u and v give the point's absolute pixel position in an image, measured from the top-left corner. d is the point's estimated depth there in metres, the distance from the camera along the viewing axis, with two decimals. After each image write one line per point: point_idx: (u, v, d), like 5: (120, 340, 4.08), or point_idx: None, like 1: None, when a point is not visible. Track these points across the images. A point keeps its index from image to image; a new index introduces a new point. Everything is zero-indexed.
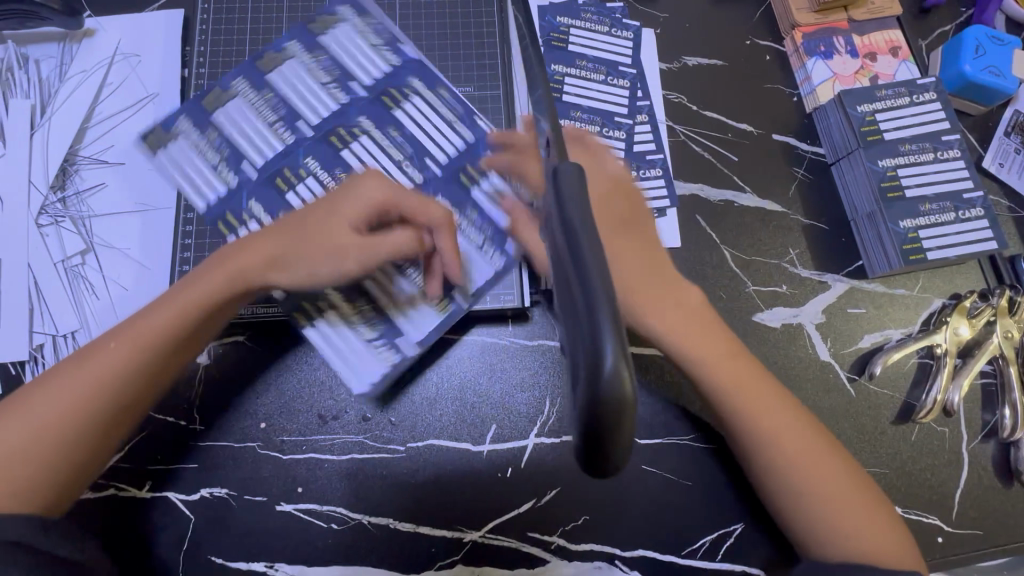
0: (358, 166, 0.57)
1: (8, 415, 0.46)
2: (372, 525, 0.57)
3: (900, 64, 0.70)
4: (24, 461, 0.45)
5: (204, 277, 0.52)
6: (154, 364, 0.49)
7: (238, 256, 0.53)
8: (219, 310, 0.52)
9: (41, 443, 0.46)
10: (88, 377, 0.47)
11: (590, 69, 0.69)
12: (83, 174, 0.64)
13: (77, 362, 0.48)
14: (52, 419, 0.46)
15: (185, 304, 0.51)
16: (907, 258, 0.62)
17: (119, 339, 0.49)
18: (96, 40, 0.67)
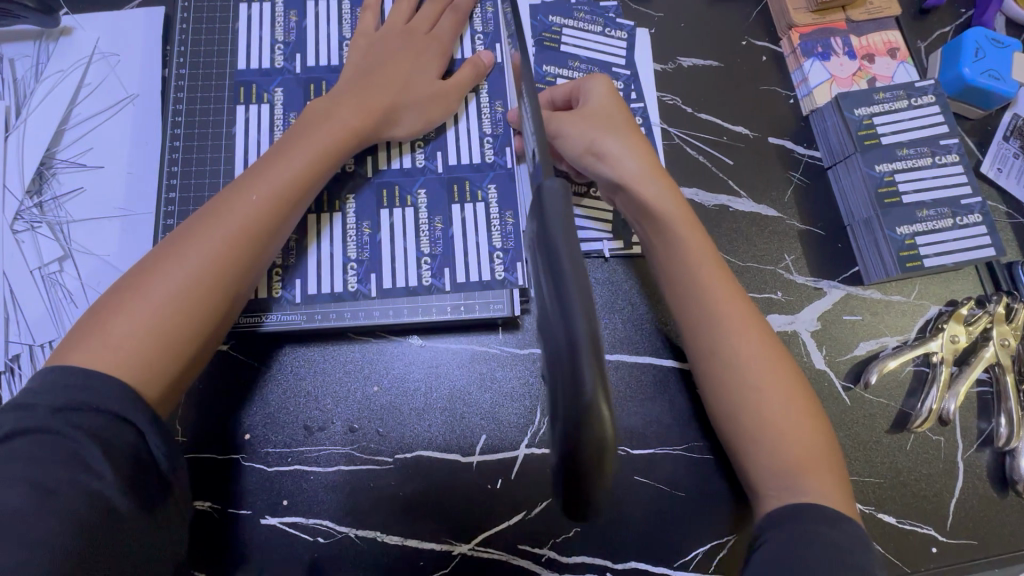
0: (413, 71, 0.60)
1: (127, 297, 0.43)
2: (359, 539, 0.56)
3: (898, 66, 0.69)
4: (164, 331, 0.42)
5: (219, 225, 0.47)
6: (179, 329, 0.43)
7: (330, 122, 0.54)
8: (324, 166, 0.53)
9: (180, 309, 0.43)
10: (216, 241, 0.46)
11: (583, 70, 0.67)
12: (61, 179, 0.62)
13: (193, 232, 0.46)
14: (186, 288, 0.44)
15: (297, 165, 0.51)
16: (903, 266, 0.61)
17: (245, 198, 0.48)
18: (74, 39, 0.65)
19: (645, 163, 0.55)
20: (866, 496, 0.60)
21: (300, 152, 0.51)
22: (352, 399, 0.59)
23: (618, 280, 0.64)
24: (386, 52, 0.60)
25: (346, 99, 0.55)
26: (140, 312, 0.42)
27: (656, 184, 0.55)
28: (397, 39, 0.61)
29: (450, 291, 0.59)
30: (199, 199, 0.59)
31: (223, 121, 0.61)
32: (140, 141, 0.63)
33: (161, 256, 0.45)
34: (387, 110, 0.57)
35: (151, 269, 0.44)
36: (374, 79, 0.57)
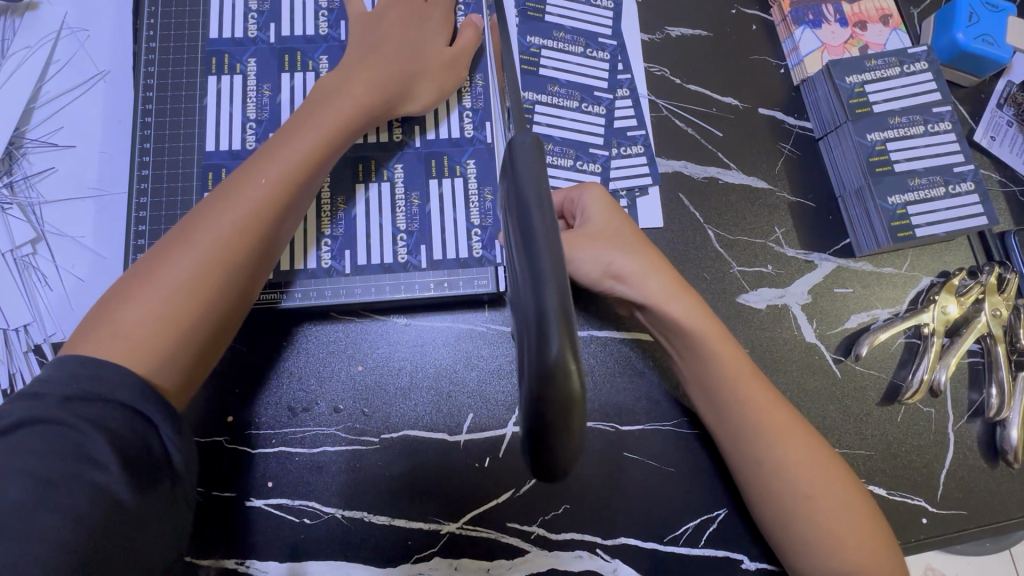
0: (419, 41, 0.58)
1: (139, 283, 0.42)
2: (346, 519, 0.55)
3: (890, 33, 0.67)
4: (177, 316, 0.41)
5: (229, 209, 0.45)
6: (193, 316, 0.42)
7: (339, 101, 0.52)
8: (335, 145, 0.51)
9: (192, 293, 0.42)
10: (227, 224, 0.44)
11: (568, 41, 0.65)
12: (31, 158, 0.60)
13: (203, 215, 0.45)
14: (198, 273, 0.42)
15: (307, 144, 0.49)
16: (895, 235, 0.60)
17: (256, 179, 0.47)
18: (39, 14, 0.63)
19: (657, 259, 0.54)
20: (856, 468, 0.59)
21: (309, 131, 0.50)
22: (337, 379, 0.58)
23: None
24: (388, 22, 0.58)
25: (354, 75, 0.54)
26: (151, 301, 0.41)
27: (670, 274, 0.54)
28: (397, 9, 0.59)
29: (433, 268, 0.58)
30: (172, 176, 0.57)
31: (195, 96, 0.59)
32: (111, 119, 0.62)
33: (171, 245, 0.44)
34: (395, 85, 0.56)
35: (161, 257, 0.43)
36: (379, 54, 0.56)
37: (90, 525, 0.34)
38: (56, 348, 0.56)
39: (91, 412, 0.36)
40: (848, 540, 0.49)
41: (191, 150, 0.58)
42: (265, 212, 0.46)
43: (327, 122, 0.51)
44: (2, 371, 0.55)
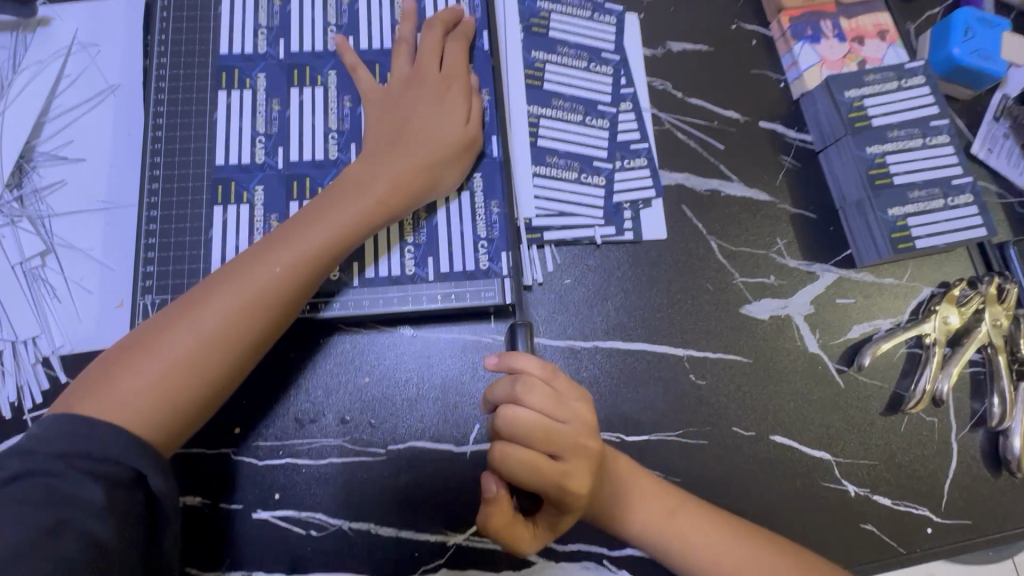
0: (440, 118, 0.57)
1: (146, 346, 0.44)
2: (352, 531, 0.55)
3: (887, 48, 0.69)
4: (160, 397, 0.43)
5: (241, 286, 0.47)
6: (188, 386, 0.44)
7: (363, 189, 0.53)
8: (347, 242, 0.51)
9: (180, 375, 0.44)
10: (234, 300, 0.46)
11: (572, 56, 0.67)
12: (42, 172, 0.60)
13: (210, 294, 0.46)
14: (189, 357, 0.44)
15: (321, 236, 0.50)
16: (895, 247, 0.60)
17: (268, 268, 0.48)
18: (51, 30, 0.64)
19: (556, 484, 0.47)
20: (860, 478, 0.60)
21: (326, 219, 0.51)
22: (343, 391, 0.58)
23: (610, 266, 0.63)
24: (408, 100, 0.58)
25: (383, 160, 0.54)
26: (156, 364, 0.43)
27: (582, 466, 0.48)
28: (424, 89, 0.58)
29: (439, 281, 0.58)
30: (182, 190, 0.58)
31: (205, 110, 0.60)
32: (121, 133, 0.62)
33: (184, 311, 0.46)
34: (418, 175, 0.55)
35: (175, 322, 0.45)
36: (402, 133, 0.56)
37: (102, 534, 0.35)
38: (64, 360, 0.56)
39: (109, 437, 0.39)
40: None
41: (200, 161, 0.59)
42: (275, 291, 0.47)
43: (345, 208, 0.52)
44: (10, 383, 0.55)
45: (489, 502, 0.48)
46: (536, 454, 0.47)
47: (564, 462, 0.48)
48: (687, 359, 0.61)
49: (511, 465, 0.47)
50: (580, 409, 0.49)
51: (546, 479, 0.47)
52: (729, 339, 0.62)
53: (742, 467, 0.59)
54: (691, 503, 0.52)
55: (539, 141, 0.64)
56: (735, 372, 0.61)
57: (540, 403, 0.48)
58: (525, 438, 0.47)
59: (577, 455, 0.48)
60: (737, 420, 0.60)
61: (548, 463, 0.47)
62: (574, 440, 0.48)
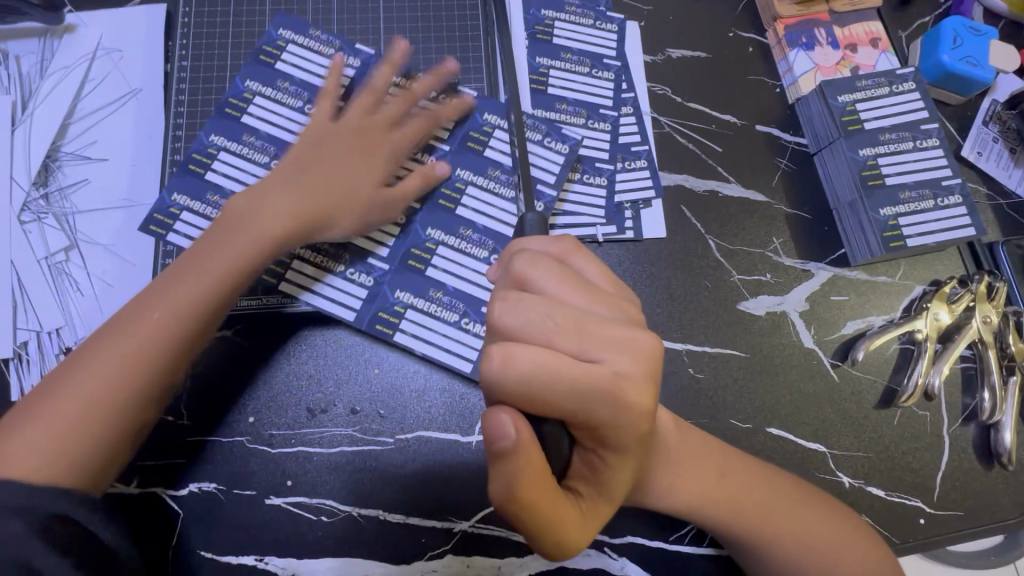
0: (354, 169, 0.59)
1: (45, 396, 0.47)
2: (362, 517, 0.57)
3: (880, 54, 0.71)
4: (64, 446, 0.46)
5: (132, 330, 0.49)
6: (92, 435, 0.47)
7: (255, 221, 0.55)
8: (235, 285, 0.53)
9: (83, 426, 0.46)
10: (120, 350, 0.48)
11: (574, 61, 0.69)
12: (66, 170, 0.63)
13: (107, 343, 0.49)
14: (92, 405, 0.47)
15: (203, 283, 0.52)
16: (887, 246, 0.63)
17: (148, 313, 0.50)
18: (77, 35, 0.67)
19: (609, 393, 0.37)
20: (854, 469, 0.62)
21: (221, 257, 0.53)
22: (354, 382, 0.61)
23: (611, 264, 0.65)
24: (337, 145, 0.59)
25: (275, 197, 0.56)
26: (48, 418, 0.46)
27: (637, 366, 0.38)
28: (323, 107, 0.61)
29: (447, 276, 0.61)
30: None
31: (215, 127, 0.60)
32: (141, 134, 0.65)
33: (78, 358, 0.48)
34: (323, 214, 0.57)
35: (68, 371, 0.48)
36: (306, 160, 0.58)
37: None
38: None
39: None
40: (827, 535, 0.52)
41: (214, 187, 0.59)
42: (170, 327, 0.50)
43: (228, 251, 0.53)
44: (35, 372, 0.57)
45: (511, 455, 0.35)
46: (558, 354, 0.37)
47: (612, 362, 0.37)
48: (687, 353, 0.63)
49: (523, 374, 0.36)
50: (613, 295, 0.41)
51: (580, 389, 0.36)
52: (726, 334, 0.64)
53: None
54: (734, 461, 0.55)
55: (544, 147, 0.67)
56: (732, 366, 0.63)
57: (549, 282, 0.40)
58: (541, 336, 0.37)
59: (624, 352, 0.37)
60: (734, 413, 0.62)
61: (579, 366, 0.37)
62: (609, 315, 0.39)
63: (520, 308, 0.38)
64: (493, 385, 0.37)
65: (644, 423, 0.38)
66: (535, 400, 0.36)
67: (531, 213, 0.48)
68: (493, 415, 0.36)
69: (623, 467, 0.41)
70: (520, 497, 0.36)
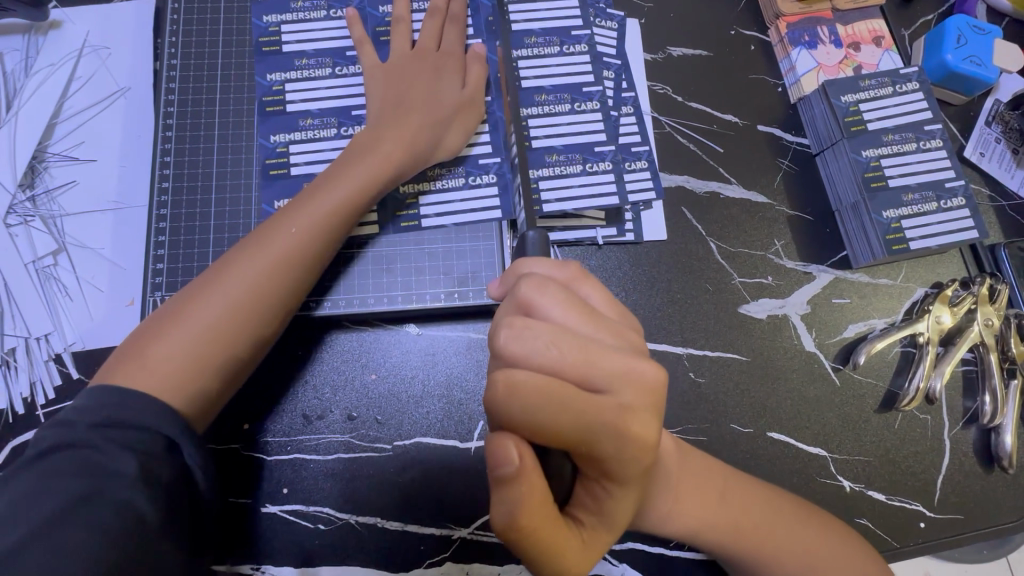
0: (440, 83, 0.59)
1: (169, 322, 0.46)
2: (359, 525, 0.57)
3: (883, 54, 0.70)
4: (205, 357, 0.46)
5: (257, 257, 0.49)
6: (217, 362, 0.47)
7: (369, 155, 0.54)
8: (360, 204, 0.53)
9: (209, 351, 0.46)
10: (252, 275, 0.48)
11: (542, 44, 0.66)
12: (54, 172, 0.62)
13: (241, 263, 0.48)
14: (230, 320, 0.47)
15: (334, 201, 0.52)
16: (890, 248, 0.62)
17: (284, 230, 0.50)
18: (63, 32, 0.65)
19: (614, 425, 0.36)
20: (855, 473, 0.61)
21: (350, 179, 0.53)
22: (351, 388, 0.60)
23: (611, 266, 0.64)
24: (406, 76, 0.59)
25: (386, 129, 0.55)
26: (178, 340, 0.45)
27: (641, 398, 0.37)
28: (416, 62, 0.60)
29: (442, 282, 0.60)
30: (192, 189, 0.59)
31: (270, 128, 0.60)
32: (131, 134, 0.63)
33: (210, 281, 0.48)
34: (428, 135, 0.57)
35: (197, 294, 0.47)
36: (408, 101, 0.57)
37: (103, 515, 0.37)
38: (76, 357, 0.57)
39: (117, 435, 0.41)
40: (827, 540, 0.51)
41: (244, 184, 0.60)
42: (297, 255, 0.50)
43: (344, 181, 0.53)
44: (23, 380, 0.56)
45: (513, 481, 0.34)
46: (565, 384, 0.35)
47: (617, 393, 0.36)
48: (687, 357, 0.62)
49: (528, 404, 0.35)
50: (618, 324, 0.39)
51: (585, 421, 0.35)
52: (727, 338, 0.63)
53: (740, 462, 0.60)
54: (736, 479, 0.53)
55: (534, 142, 0.63)
56: (733, 370, 0.63)
57: (555, 307, 0.38)
58: (548, 365, 0.36)
59: (629, 383, 0.36)
60: (735, 418, 0.61)
61: (585, 396, 0.35)
62: (615, 344, 0.38)
63: (525, 336, 0.36)
64: (496, 412, 0.35)
65: (648, 456, 0.37)
66: (541, 429, 0.35)
67: (533, 232, 0.45)
68: (495, 440, 0.34)
69: (625, 498, 0.39)
70: (522, 525, 0.34)
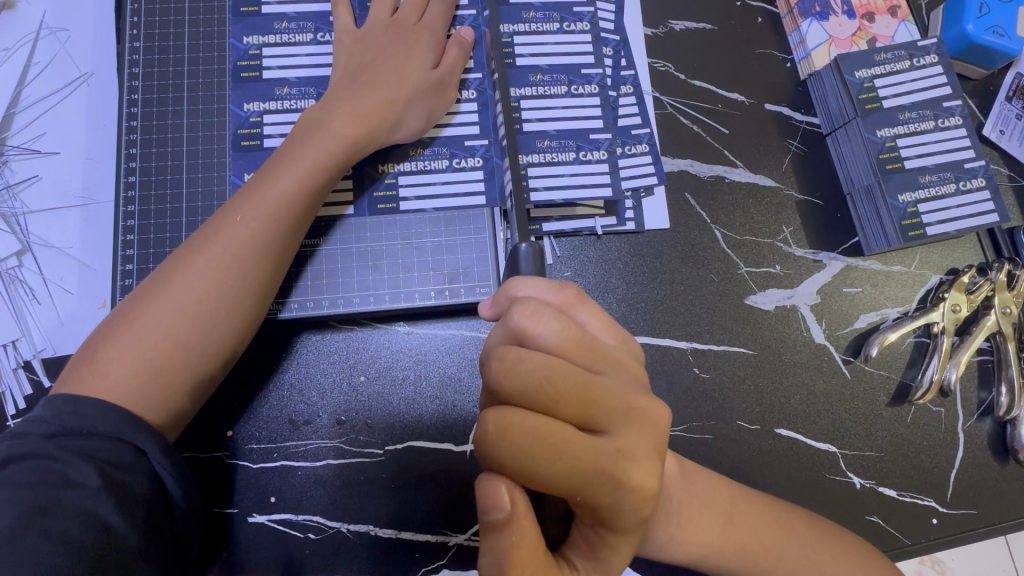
0: (407, 61, 0.54)
1: (120, 327, 0.43)
2: (350, 533, 0.54)
3: (898, 25, 0.66)
4: (159, 364, 0.43)
5: (209, 252, 0.46)
6: (177, 365, 0.44)
7: (323, 135, 0.50)
8: (315, 189, 0.49)
9: (165, 354, 0.43)
10: (205, 271, 0.45)
11: (541, 19, 0.62)
12: (14, 166, 0.57)
13: (188, 262, 0.45)
14: (181, 324, 0.44)
15: (285, 188, 0.48)
16: (905, 235, 0.59)
17: (231, 223, 0.47)
18: (17, 13, 0.60)
19: (612, 473, 0.33)
20: (866, 469, 0.59)
21: (300, 163, 0.49)
22: (339, 390, 0.57)
23: (610, 257, 0.61)
24: (376, 47, 0.55)
25: (340, 106, 0.51)
26: (131, 345, 0.43)
27: (641, 442, 0.35)
28: (389, 32, 0.55)
29: (431, 278, 0.56)
30: (161, 183, 0.55)
31: (244, 95, 0.57)
32: (95, 124, 0.59)
33: (160, 281, 0.45)
34: (387, 114, 0.52)
35: (149, 296, 0.44)
36: (373, 75, 0.53)
37: (71, 541, 0.35)
38: (47, 364, 0.54)
39: (86, 451, 0.38)
40: (836, 540, 0.50)
41: (218, 174, 0.56)
42: (253, 247, 0.47)
43: (298, 164, 0.49)
44: None
45: (500, 527, 0.32)
46: (562, 425, 0.33)
47: (614, 435, 0.34)
48: (691, 352, 0.60)
49: (524, 435, 0.32)
50: (616, 352, 0.37)
51: (581, 469, 0.33)
52: (733, 330, 0.61)
53: (748, 460, 0.58)
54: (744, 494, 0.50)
55: (524, 126, 0.60)
56: (739, 364, 0.60)
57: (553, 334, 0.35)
58: (541, 400, 0.33)
59: (632, 422, 0.35)
60: (742, 414, 0.59)
61: (584, 439, 0.33)
62: (611, 375, 0.36)
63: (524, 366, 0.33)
64: (489, 454, 0.33)
65: (648, 504, 0.35)
66: (535, 474, 0.32)
67: (525, 245, 0.42)
68: (482, 483, 0.33)
69: (624, 544, 0.36)
70: None
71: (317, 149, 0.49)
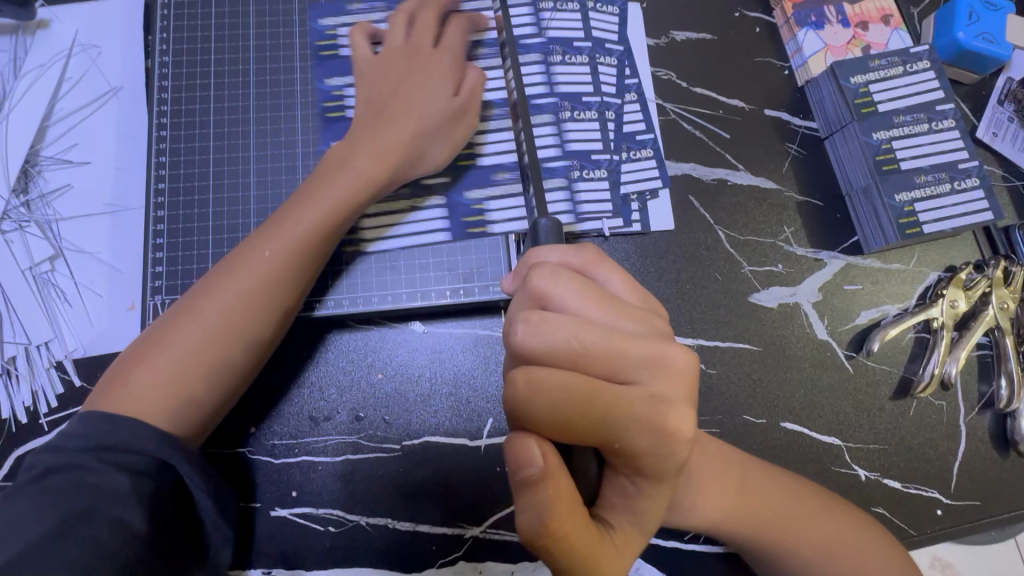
0: (429, 92, 0.55)
1: (148, 348, 0.46)
2: (369, 526, 0.56)
3: (891, 33, 0.69)
4: (180, 386, 0.45)
5: (233, 282, 0.48)
6: (196, 387, 0.46)
7: (345, 173, 0.52)
8: (334, 227, 0.51)
9: (185, 376, 0.45)
10: (228, 299, 0.47)
11: (546, 53, 0.65)
12: (47, 175, 0.60)
13: (215, 286, 0.48)
14: (202, 348, 0.46)
15: (307, 223, 0.50)
16: (903, 232, 0.61)
17: (257, 255, 0.49)
18: (51, 31, 0.63)
19: (642, 417, 0.35)
20: (870, 462, 0.61)
21: (321, 200, 0.51)
22: (358, 388, 0.59)
23: (618, 259, 0.63)
24: (396, 75, 0.56)
25: (363, 143, 0.53)
26: (157, 364, 0.45)
27: (674, 388, 0.36)
28: (404, 62, 0.56)
29: (446, 278, 0.59)
30: (188, 188, 0.58)
31: (269, 106, 0.60)
32: (124, 135, 0.62)
33: (188, 306, 0.47)
34: (407, 150, 0.53)
35: (176, 319, 0.47)
36: (393, 108, 0.54)
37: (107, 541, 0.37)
38: (78, 364, 0.56)
39: (122, 452, 0.40)
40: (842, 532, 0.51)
41: (242, 182, 0.58)
42: (273, 279, 0.48)
43: (320, 200, 0.51)
44: (25, 389, 0.55)
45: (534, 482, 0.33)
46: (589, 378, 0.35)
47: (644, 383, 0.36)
48: (697, 348, 0.61)
49: (549, 398, 0.35)
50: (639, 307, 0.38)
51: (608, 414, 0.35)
52: (738, 328, 0.62)
53: (754, 453, 0.59)
54: (754, 480, 0.52)
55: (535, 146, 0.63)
56: (745, 360, 0.62)
57: (569, 295, 0.37)
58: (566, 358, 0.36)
59: (655, 372, 0.36)
60: (748, 408, 0.61)
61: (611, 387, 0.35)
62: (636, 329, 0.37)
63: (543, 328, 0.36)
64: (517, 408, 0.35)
65: (685, 449, 0.36)
66: (570, 428, 0.35)
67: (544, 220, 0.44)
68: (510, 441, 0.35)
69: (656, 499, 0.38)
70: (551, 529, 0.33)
71: (339, 167, 0.52)
